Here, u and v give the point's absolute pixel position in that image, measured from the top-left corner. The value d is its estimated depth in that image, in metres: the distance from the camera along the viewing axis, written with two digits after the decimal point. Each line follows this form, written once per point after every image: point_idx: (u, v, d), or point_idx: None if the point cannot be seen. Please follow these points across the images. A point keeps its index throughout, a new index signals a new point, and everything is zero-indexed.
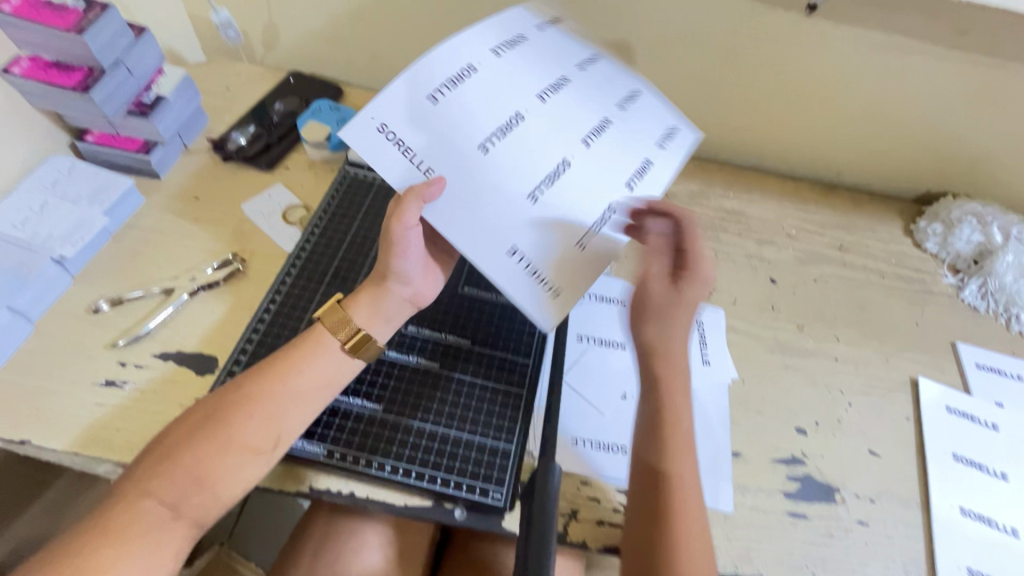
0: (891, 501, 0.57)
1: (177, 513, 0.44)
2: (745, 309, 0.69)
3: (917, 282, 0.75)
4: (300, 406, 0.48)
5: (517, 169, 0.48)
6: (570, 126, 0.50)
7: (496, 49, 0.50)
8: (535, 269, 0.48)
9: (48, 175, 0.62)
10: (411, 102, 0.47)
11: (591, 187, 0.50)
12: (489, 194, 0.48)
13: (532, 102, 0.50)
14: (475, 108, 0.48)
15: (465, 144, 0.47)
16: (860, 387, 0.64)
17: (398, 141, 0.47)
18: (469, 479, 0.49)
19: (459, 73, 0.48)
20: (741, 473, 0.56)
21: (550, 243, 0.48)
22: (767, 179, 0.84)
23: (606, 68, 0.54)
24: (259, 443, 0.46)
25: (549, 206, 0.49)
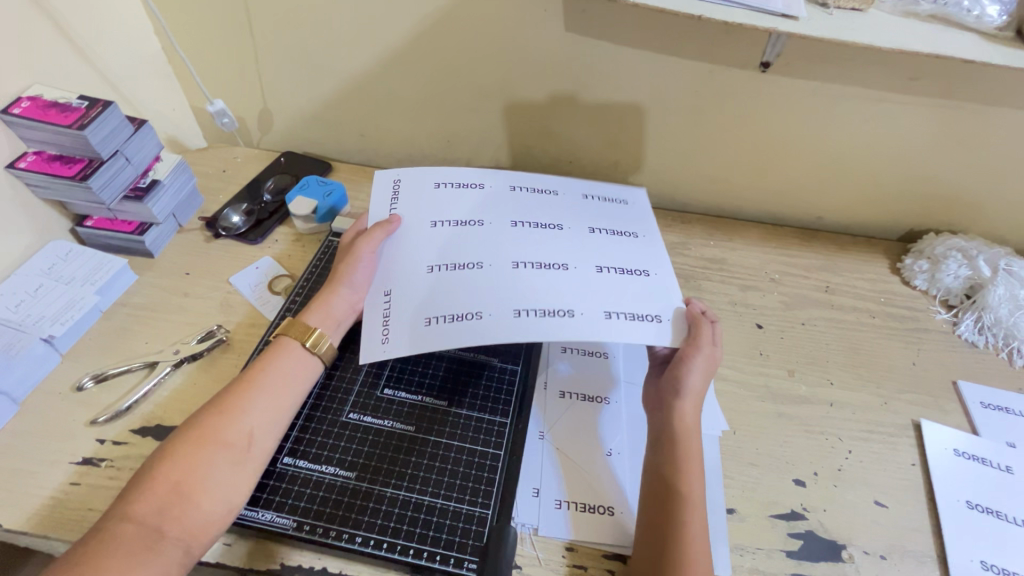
0: (904, 558, 0.53)
1: (160, 534, 0.41)
2: (732, 356, 0.68)
3: (910, 320, 0.74)
4: (276, 400, 0.50)
5: (441, 250, 0.59)
6: (517, 249, 0.59)
7: (513, 186, 0.66)
8: (385, 317, 0.54)
9: (46, 258, 0.65)
10: (424, 178, 0.66)
11: (477, 293, 0.54)
12: (416, 249, 0.59)
13: (502, 223, 0.62)
14: (457, 204, 0.63)
15: (430, 213, 0.62)
16: (859, 432, 0.62)
17: (395, 191, 0.64)
18: (443, 549, 0.47)
19: (467, 182, 0.66)
20: (738, 531, 0.53)
21: (416, 303, 0.54)
22: (747, 228, 0.85)
23: (612, 239, 0.62)
24: (232, 441, 0.46)
25: (435, 283, 0.56)
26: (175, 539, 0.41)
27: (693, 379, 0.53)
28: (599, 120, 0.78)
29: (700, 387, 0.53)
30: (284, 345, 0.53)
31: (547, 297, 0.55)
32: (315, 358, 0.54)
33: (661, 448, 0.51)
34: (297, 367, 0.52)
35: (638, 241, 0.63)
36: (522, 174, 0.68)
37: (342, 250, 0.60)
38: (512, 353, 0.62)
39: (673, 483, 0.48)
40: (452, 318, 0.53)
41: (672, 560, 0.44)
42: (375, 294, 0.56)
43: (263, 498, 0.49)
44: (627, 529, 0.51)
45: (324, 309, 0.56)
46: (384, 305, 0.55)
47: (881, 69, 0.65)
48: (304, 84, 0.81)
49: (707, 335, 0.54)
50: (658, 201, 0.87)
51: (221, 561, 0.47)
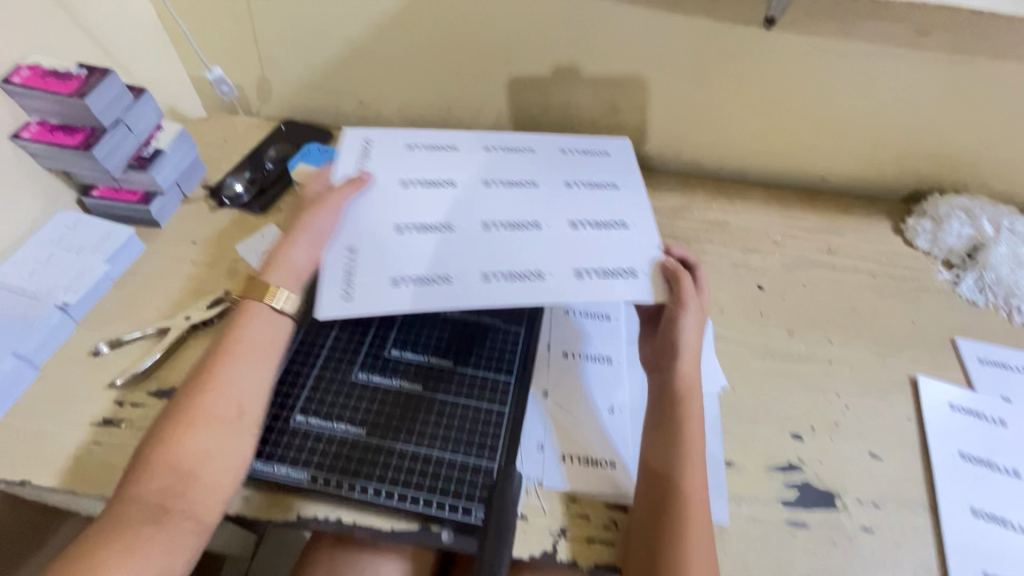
0: (896, 506, 0.54)
1: (168, 507, 0.44)
2: (733, 317, 0.69)
3: (911, 280, 0.74)
4: (257, 368, 0.51)
5: (411, 210, 0.58)
6: (487, 210, 0.59)
7: (487, 147, 0.66)
8: (348, 274, 0.53)
9: (56, 228, 0.66)
10: (396, 140, 0.65)
11: (446, 256, 0.55)
12: (384, 209, 0.58)
13: (474, 182, 0.62)
14: (427, 164, 0.63)
15: (401, 173, 0.61)
16: (856, 388, 0.63)
17: (364, 150, 0.63)
18: (451, 498, 0.49)
19: (441, 143, 0.65)
20: (736, 483, 0.55)
21: (382, 262, 0.54)
22: (749, 191, 0.85)
23: (585, 194, 0.62)
24: (222, 413, 0.48)
25: (403, 242, 0.56)
26: (183, 511, 0.44)
27: (685, 338, 0.54)
28: (599, 83, 0.77)
29: (694, 346, 0.54)
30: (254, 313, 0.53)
31: (515, 259, 0.55)
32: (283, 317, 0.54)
33: (660, 410, 0.53)
34: (271, 331, 0.53)
35: (616, 193, 0.62)
36: (496, 135, 0.68)
37: (306, 203, 0.57)
38: (513, 315, 0.63)
39: (671, 444, 0.50)
40: (419, 280, 0.53)
41: (668, 523, 0.46)
42: (337, 250, 0.55)
43: (277, 454, 0.51)
44: (626, 480, 0.53)
45: (285, 266, 0.54)
46: (347, 262, 0.54)
47: (888, 23, 0.64)
48: (302, 50, 0.80)
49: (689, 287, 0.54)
50: (660, 165, 0.87)
51: (240, 514, 0.50)
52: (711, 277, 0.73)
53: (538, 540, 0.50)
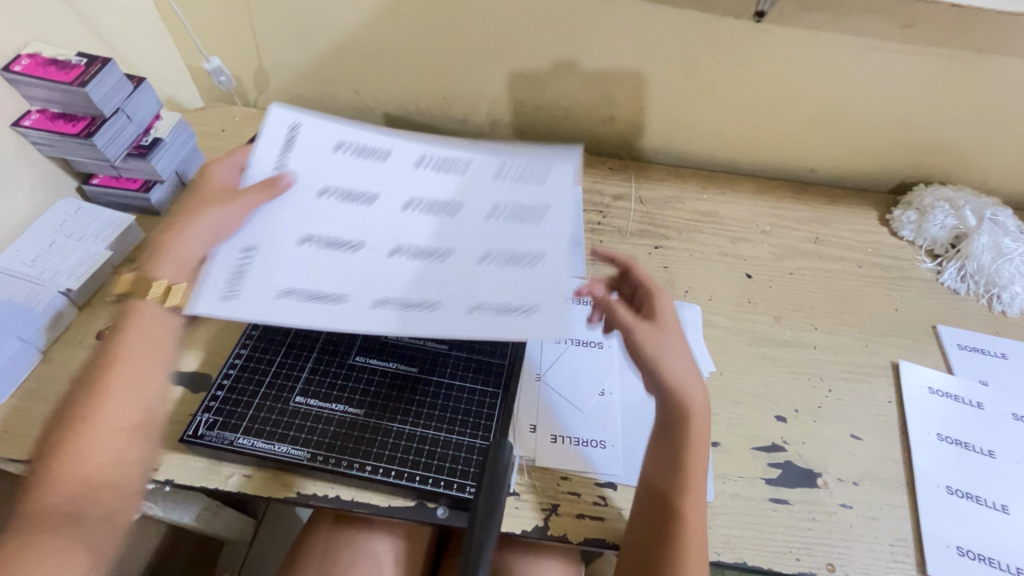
0: (875, 484, 0.57)
1: (74, 521, 0.38)
2: (722, 305, 0.70)
3: (895, 269, 0.76)
4: (147, 371, 0.44)
5: (318, 219, 0.49)
6: (401, 229, 0.49)
7: (420, 159, 0.52)
8: (235, 274, 0.45)
9: (57, 215, 0.67)
10: (329, 132, 0.53)
11: (347, 277, 0.46)
12: (287, 215, 0.48)
13: (395, 198, 0.50)
14: (349, 171, 0.51)
15: (320, 176, 0.51)
16: (839, 372, 0.65)
17: (291, 140, 0.52)
18: (446, 476, 0.51)
19: (371, 148, 0.53)
20: (721, 462, 0.57)
21: (269, 270, 0.46)
22: (740, 181, 0.86)
23: (520, 222, 0.49)
24: (123, 413, 0.42)
25: (301, 256, 0.47)
26: (95, 521, 0.39)
27: (671, 365, 0.49)
28: (593, 74, 0.78)
29: (691, 367, 0.50)
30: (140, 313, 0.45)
31: (421, 286, 0.46)
32: (171, 315, 0.46)
33: (670, 433, 0.49)
34: (160, 331, 0.45)
35: (551, 175, 0.52)
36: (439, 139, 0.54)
37: (206, 192, 0.50)
38: None
39: (681, 467, 0.49)
40: (310, 295, 0.45)
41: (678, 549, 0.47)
42: (231, 246, 0.47)
43: (278, 433, 0.53)
44: (614, 459, 0.56)
45: (174, 256, 0.46)
46: (239, 263, 0.45)
47: (875, 16, 0.65)
48: (299, 40, 0.81)
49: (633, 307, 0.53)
50: (653, 156, 0.88)
51: (241, 491, 0.52)
52: (701, 265, 0.75)
53: (529, 515, 0.52)
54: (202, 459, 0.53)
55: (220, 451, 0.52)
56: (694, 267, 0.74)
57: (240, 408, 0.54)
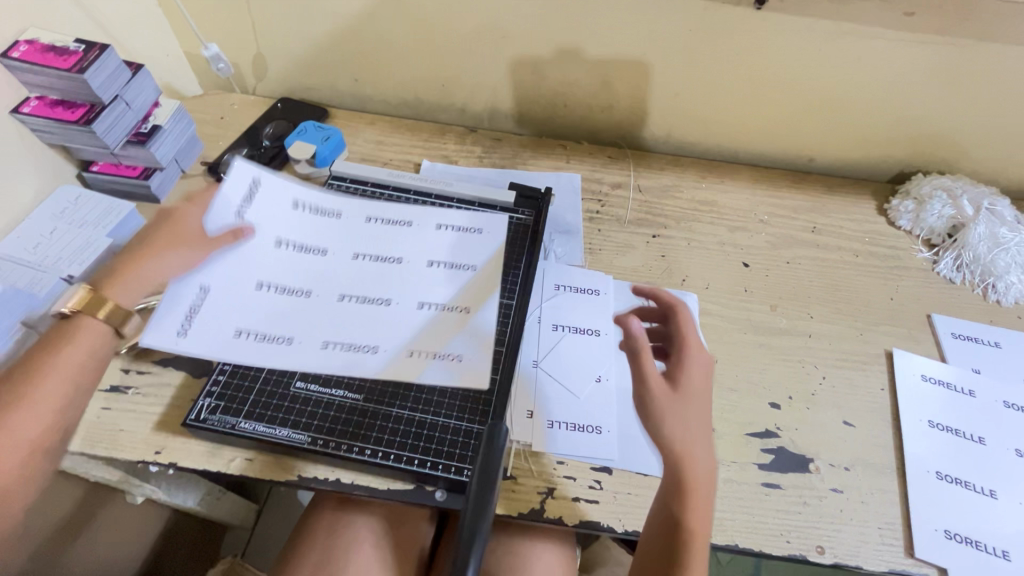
0: (866, 469, 0.58)
1: None
2: (718, 293, 0.71)
3: (891, 258, 0.77)
4: (60, 392, 0.46)
5: (264, 264, 0.44)
6: (322, 277, 0.43)
7: (367, 217, 0.47)
8: (192, 308, 0.41)
9: (57, 202, 0.67)
10: (270, 171, 0.47)
11: (270, 320, 0.42)
12: (200, 257, 0.44)
13: (323, 244, 0.45)
14: (238, 207, 0.45)
15: (238, 208, 0.44)
16: (833, 360, 0.66)
17: (252, 185, 0.45)
18: (444, 460, 0.52)
19: (279, 189, 0.47)
20: (716, 447, 0.58)
21: (176, 311, 0.41)
22: (738, 170, 0.86)
23: (444, 277, 0.45)
24: (44, 439, 0.46)
25: (253, 301, 0.42)
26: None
27: (689, 428, 0.49)
28: (593, 62, 0.78)
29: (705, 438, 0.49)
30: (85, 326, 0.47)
31: (351, 328, 0.42)
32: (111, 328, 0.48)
33: (671, 498, 0.48)
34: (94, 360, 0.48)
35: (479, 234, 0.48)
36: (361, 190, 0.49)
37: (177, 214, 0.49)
38: (508, 287, 0.65)
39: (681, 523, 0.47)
40: (264, 336, 0.41)
41: None
42: (186, 280, 0.42)
43: (279, 417, 0.54)
44: (609, 444, 0.57)
45: (141, 278, 0.48)
46: (193, 299, 0.41)
47: (876, 4, 0.65)
48: (297, 27, 0.80)
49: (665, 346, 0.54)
50: (651, 145, 0.88)
51: (243, 474, 0.53)
52: (698, 254, 0.75)
53: (526, 498, 0.53)
54: (205, 443, 0.54)
55: (222, 434, 0.53)
56: (691, 255, 0.75)
57: (241, 391, 0.55)
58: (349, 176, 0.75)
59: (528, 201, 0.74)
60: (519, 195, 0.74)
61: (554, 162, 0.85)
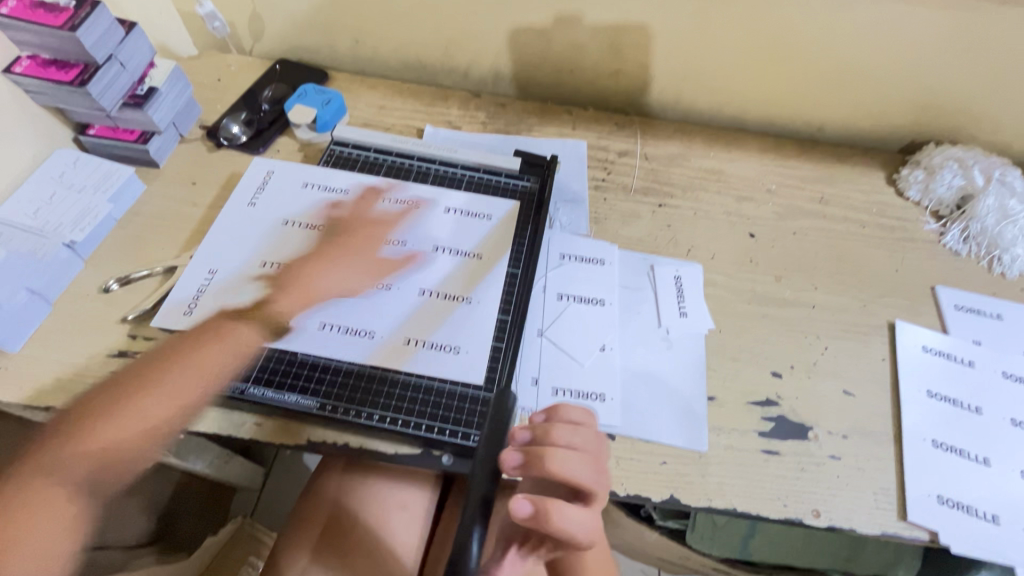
0: (863, 437, 0.59)
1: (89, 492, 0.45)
2: (723, 264, 0.71)
3: (899, 230, 0.76)
4: (195, 382, 0.51)
5: (275, 248, 0.63)
6: (350, 261, 0.63)
7: (363, 233, 0.65)
8: (198, 292, 0.60)
9: (54, 166, 0.66)
10: (296, 177, 0.69)
11: (297, 299, 0.60)
12: (264, 243, 0.64)
13: (349, 233, 0.65)
14: (315, 207, 0.67)
15: (288, 211, 0.66)
16: (835, 331, 0.66)
17: (317, 186, 0.69)
18: (451, 425, 0.54)
19: (335, 188, 0.69)
20: (717, 415, 0.59)
21: (240, 281, 0.61)
22: (747, 139, 0.85)
23: (444, 261, 0.63)
24: (151, 420, 0.48)
25: (263, 278, 0.61)
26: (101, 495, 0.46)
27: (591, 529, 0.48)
28: (601, 24, 0.75)
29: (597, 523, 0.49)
30: (238, 329, 0.55)
31: (355, 312, 0.59)
32: (259, 339, 0.55)
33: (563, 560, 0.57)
34: (229, 355, 0.53)
35: (484, 224, 0.67)
36: (391, 182, 0.70)
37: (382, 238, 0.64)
38: (514, 254, 0.65)
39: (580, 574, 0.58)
40: (261, 314, 0.58)
41: None
42: (199, 268, 0.61)
43: (288, 383, 0.54)
44: (612, 411, 0.58)
45: (299, 289, 0.59)
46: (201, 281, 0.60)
47: None
48: None
49: (564, 515, 0.45)
50: (659, 113, 0.86)
51: (253, 438, 0.54)
52: (704, 224, 0.74)
53: None
54: (214, 407, 0.55)
55: (232, 400, 0.54)
56: (696, 225, 0.74)
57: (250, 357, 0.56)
58: (351, 141, 0.73)
59: (534, 168, 0.73)
60: (525, 162, 0.73)
61: (559, 129, 0.83)
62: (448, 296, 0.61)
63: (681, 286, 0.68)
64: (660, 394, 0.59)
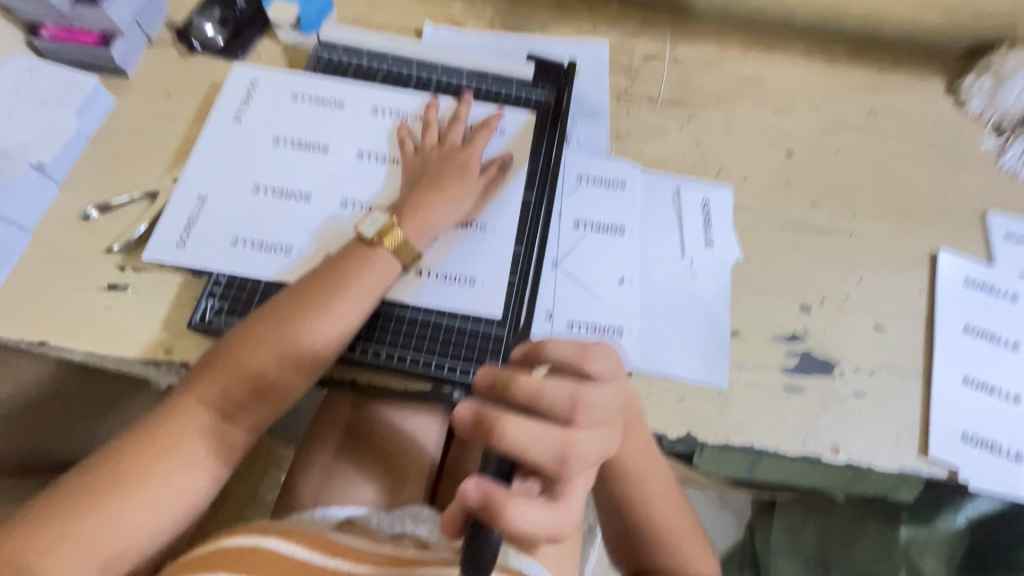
0: (890, 372, 0.56)
1: (232, 419, 0.47)
2: (756, 187, 0.64)
3: (954, 148, 0.68)
4: (347, 315, 0.49)
5: (268, 169, 0.58)
6: (349, 184, 0.58)
7: (362, 153, 0.59)
8: (189, 223, 0.55)
9: (9, 74, 0.58)
10: (282, 88, 0.61)
11: (296, 227, 0.56)
12: (254, 166, 0.58)
13: (347, 153, 0.59)
14: (306, 123, 0.60)
15: (276, 127, 0.59)
16: (872, 262, 0.61)
17: (307, 97, 0.61)
18: (462, 363, 0.52)
19: (328, 100, 0.61)
20: (739, 350, 0.56)
21: (231, 209, 0.56)
22: (792, 40, 0.74)
23: None
24: (298, 354, 0.48)
25: (257, 205, 0.56)
26: (246, 425, 0.48)
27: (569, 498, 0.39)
28: None
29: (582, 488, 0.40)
30: (381, 255, 0.52)
31: None
32: (399, 266, 0.52)
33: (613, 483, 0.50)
34: (375, 285, 0.51)
35: (497, 141, 0.61)
36: (391, 92, 0.62)
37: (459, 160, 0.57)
38: (528, 179, 0.59)
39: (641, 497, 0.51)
40: (260, 246, 0.55)
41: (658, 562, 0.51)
42: (187, 194, 0.56)
43: None
44: (631, 347, 0.55)
45: (423, 218, 0.54)
46: (191, 211, 0.55)
47: None
48: None
49: (519, 504, 0.36)
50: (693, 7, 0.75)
51: None
52: (738, 142, 0.67)
53: None
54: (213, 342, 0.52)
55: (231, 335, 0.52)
56: (729, 143, 0.67)
57: (245, 291, 0.53)
58: (340, 44, 0.64)
59: (549, 76, 0.65)
60: (539, 68, 0.65)
61: (578, 28, 0.72)
62: (458, 224, 0.56)
63: (709, 212, 0.62)
64: (681, 328, 0.57)
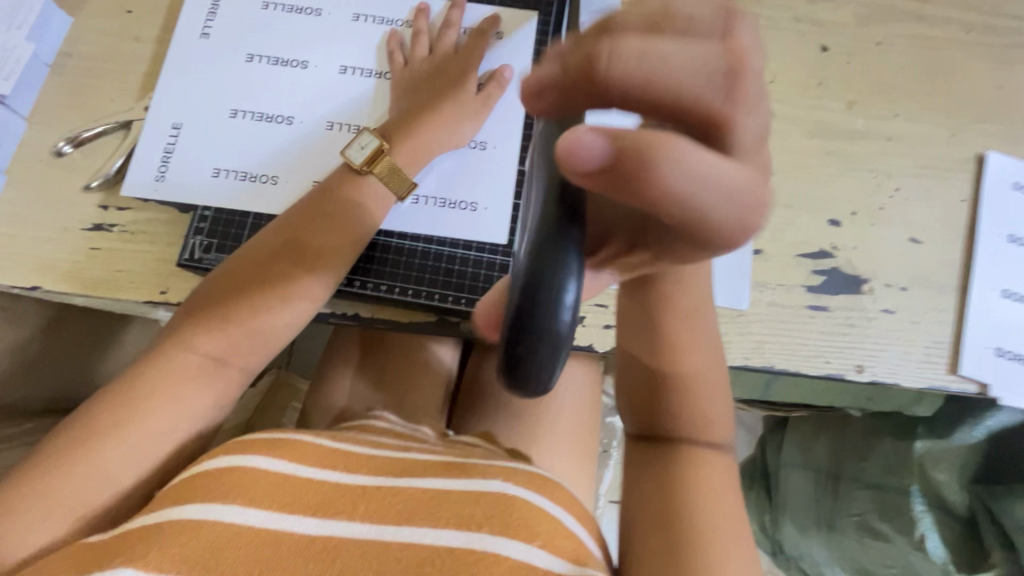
0: (923, 288, 0.53)
1: (223, 363, 0.46)
2: (784, 90, 0.58)
3: (1012, 33, 0.60)
4: (343, 255, 0.48)
5: (244, 91, 0.53)
6: (334, 103, 0.53)
7: (346, 67, 0.54)
8: (165, 154, 0.51)
9: None
10: None
11: (280, 154, 0.51)
12: (229, 87, 0.53)
13: (328, 68, 0.53)
14: (282, 34, 0.54)
15: (248, 42, 0.54)
16: (912, 168, 0.56)
17: (280, 5, 0.55)
18: (466, 294, 0.49)
19: (303, 8, 0.55)
20: (761, 270, 0.53)
21: (209, 136, 0.52)
22: None
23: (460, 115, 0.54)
24: (298, 298, 0.47)
25: (236, 131, 0.52)
26: (235, 368, 0.47)
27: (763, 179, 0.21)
28: None
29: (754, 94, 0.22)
30: (370, 187, 0.49)
31: None
32: (393, 196, 0.50)
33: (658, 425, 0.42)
34: (368, 221, 0.48)
35: (495, 48, 0.54)
36: None
37: (453, 75, 0.53)
38: None
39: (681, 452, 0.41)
40: (244, 176, 0.51)
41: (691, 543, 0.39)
42: (161, 123, 0.52)
43: None
44: None
45: (415, 142, 0.50)
46: (166, 141, 0.51)
47: None
48: None
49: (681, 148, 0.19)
50: None
51: None
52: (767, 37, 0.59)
53: None
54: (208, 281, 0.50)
55: None
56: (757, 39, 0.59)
57: (233, 227, 0.50)
58: None
59: None
60: None
61: None
62: (454, 144, 0.51)
63: None
64: None
